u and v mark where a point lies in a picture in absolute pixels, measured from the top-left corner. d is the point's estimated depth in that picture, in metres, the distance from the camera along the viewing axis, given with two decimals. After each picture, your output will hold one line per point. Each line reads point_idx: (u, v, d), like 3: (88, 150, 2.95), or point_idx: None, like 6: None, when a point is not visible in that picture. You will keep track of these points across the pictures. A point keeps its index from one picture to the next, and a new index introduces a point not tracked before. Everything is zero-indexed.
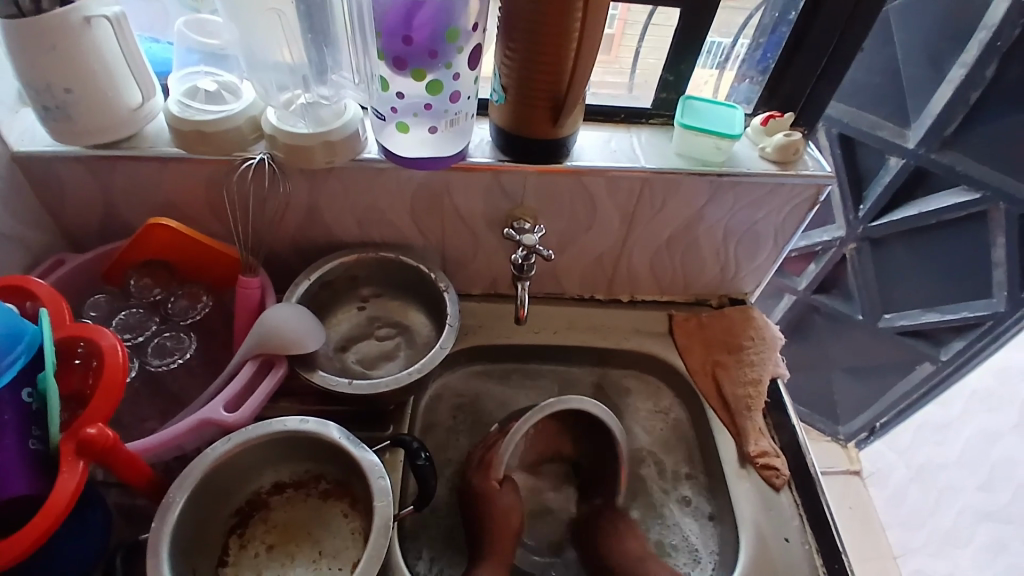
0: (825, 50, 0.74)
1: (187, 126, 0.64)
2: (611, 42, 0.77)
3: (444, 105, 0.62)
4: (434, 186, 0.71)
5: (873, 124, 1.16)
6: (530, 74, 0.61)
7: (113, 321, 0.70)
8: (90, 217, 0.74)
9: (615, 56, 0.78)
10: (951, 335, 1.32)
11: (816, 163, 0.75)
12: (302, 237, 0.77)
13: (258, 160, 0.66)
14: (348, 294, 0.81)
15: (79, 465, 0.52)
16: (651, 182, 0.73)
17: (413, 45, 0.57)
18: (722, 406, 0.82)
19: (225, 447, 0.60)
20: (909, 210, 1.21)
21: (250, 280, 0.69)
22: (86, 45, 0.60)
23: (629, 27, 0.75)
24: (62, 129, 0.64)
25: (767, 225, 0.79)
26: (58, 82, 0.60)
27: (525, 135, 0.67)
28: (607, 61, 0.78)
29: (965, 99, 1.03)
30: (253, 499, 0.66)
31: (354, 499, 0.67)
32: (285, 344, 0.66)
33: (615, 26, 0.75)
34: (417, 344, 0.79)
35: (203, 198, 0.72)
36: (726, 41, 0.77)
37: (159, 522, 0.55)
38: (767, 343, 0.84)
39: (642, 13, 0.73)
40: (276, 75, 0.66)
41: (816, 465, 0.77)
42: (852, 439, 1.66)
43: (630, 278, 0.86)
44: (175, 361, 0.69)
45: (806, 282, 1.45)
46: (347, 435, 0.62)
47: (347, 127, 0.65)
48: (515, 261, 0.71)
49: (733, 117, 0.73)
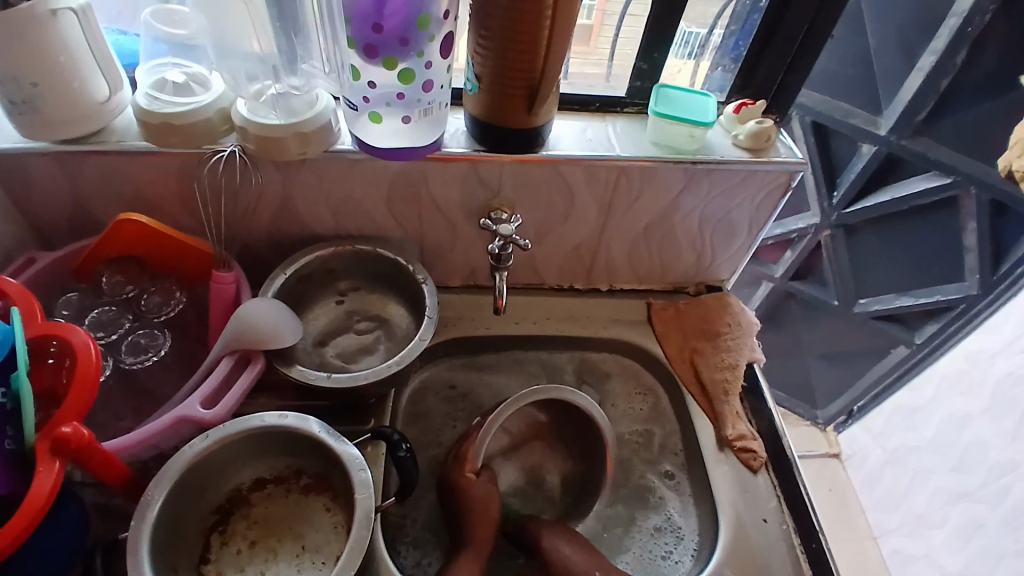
0: (796, 38, 0.75)
1: (155, 118, 0.63)
2: (589, 33, 0.77)
3: (417, 94, 0.62)
4: (410, 177, 0.71)
5: (845, 112, 1.18)
6: (504, 64, 0.61)
7: (86, 319, 0.69)
8: (58, 212, 0.72)
9: (593, 46, 0.78)
10: (923, 319, 1.35)
11: (788, 150, 0.76)
12: (277, 231, 0.76)
13: (228, 153, 0.65)
14: (325, 288, 0.80)
15: (55, 464, 0.51)
16: (627, 171, 0.73)
17: (384, 32, 0.57)
18: (701, 392, 0.83)
19: (202, 444, 0.59)
20: (881, 196, 1.24)
21: (224, 275, 0.67)
22: (53, 38, 0.58)
23: (607, 19, 0.76)
24: (29, 123, 0.62)
25: (741, 213, 0.80)
26: (26, 76, 0.59)
27: (501, 125, 0.67)
28: (584, 52, 0.79)
29: (935, 86, 1.05)
30: (233, 496, 0.66)
31: (336, 493, 0.66)
32: (262, 339, 0.65)
33: (592, 16, 0.76)
34: (396, 337, 0.79)
35: (174, 192, 0.70)
36: (702, 32, 0.78)
37: (138, 519, 0.55)
38: (742, 329, 0.86)
39: (618, 4, 0.74)
40: (246, 65, 0.65)
41: (792, 447, 0.79)
42: (830, 422, 1.72)
43: (609, 267, 0.87)
44: (150, 358, 0.68)
45: (783, 268, 1.47)
46: (327, 429, 0.62)
47: (319, 118, 0.65)
48: (492, 251, 0.71)
49: (706, 106, 0.74)
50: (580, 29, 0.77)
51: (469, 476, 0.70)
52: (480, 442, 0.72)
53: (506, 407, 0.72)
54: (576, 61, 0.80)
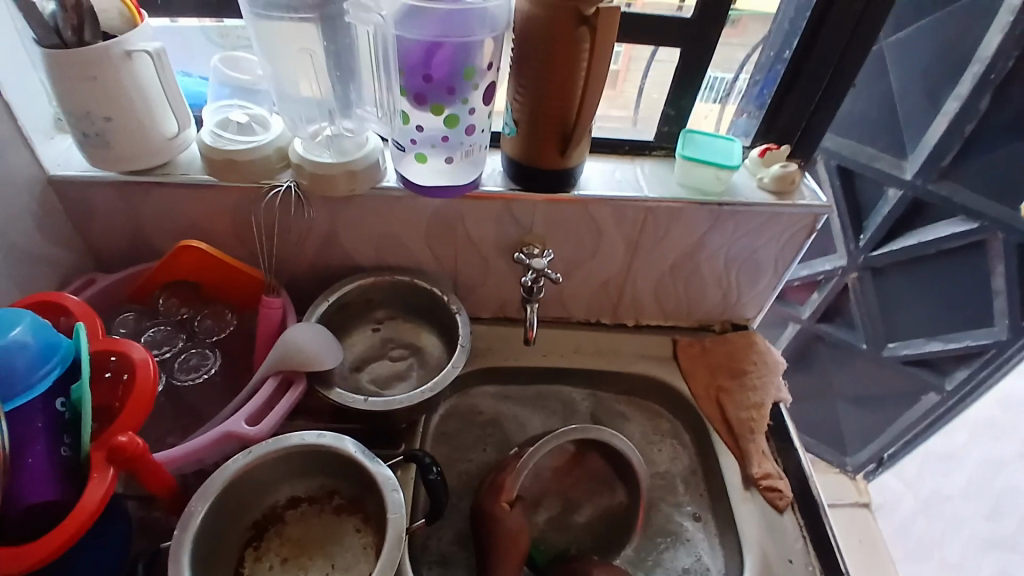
0: (819, 88, 0.78)
1: (218, 155, 0.69)
2: (616, 78, 0.82)
3: (460, 137, 0.66)
4: (448, 214, 0.75)
5: (871, 157, 1.20)
6: (540, 110, 0.65)
7: (144, 335, 0.73)
8: (121, 239, 0.78)
9: (620, 90, 0.83)
10: (954, 364, 1.33)
11: (812, 193, 0.78)
12: (321, 262, 0.81)
13: (284, 189, 0.70)
14: (362, 316, 0.84)
15: (109, 472, 0.55)
16: (655, 211, 0.76)
17: (432, 82, 0.62)
18: (726, 428, 0.83)
19: (244, 460, 0.62)
20: (908, 240, 1.24)
21: (272, 301, 0.72)
22: (125, 76, 0.64)
23: (633, 64, 0.81)
24: (98, 154, 0.68)
25: (766, 253, 0.82)
26: (99, 112, 0.65)
27: (536, 165, 0.70)
28: (611, 95, 0.84)
29: (960, 130, 1.07)
30: (268, 513, 0.68)
31: (367, 515, 0.68)
32: (303, 362, 0.68)
33: (620, 63, 0.81)
34: (428, 365, 0.82)
35: (228, 223, 0.75)
36: (727, 77, 0.82)
37: (181, 530, 0.58)
38: (768, 367, 0.87)
39: (645, 52, 0.79)
40: (306, 109, 0.71)
41: (819, 488, 0.79)
42: (860, 471, 1.66)
43: (635, 302, 0.89)
44: (200, 376, 0.72)
45: (810, 310, 1.47)
46: (362, 450, 0.64)
47: (368, 158, 0.69)
48: (524, 283, 0.74)
49: (731, 150, 0.77)
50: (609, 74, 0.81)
51: (506, 505, 0.70)
52: (517, 473, 0.72)
53: (542, 444, 0.73)
54: (602, 105, 0.85)
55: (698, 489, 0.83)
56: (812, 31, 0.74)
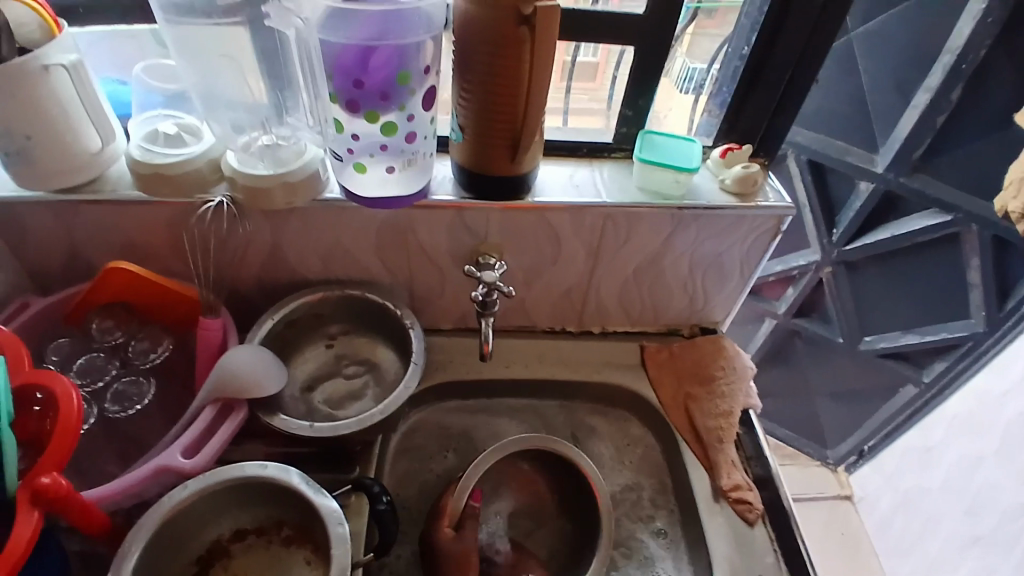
0: (780, 85, 0.76)
1: (147, 169, 0.65)
2: (594, 69, 0.78)
3: (401, 144, 0.63)
4: (397, 223, 0.71)
5: (842, 150, 1.18)
6: (486, 114, 0.62)
7: (73, 366, 0.69)
8: (56, 258, 0.73)
9: (600, 83, 0.79)
10: (932, 357, 1.33)
11: (776, 194, 0.76)
12: (267, 276, 0.77)
13: (217, 204, 0.66)
14: (314, 332, 0.80)
15: (33, 514, 0.51)
16: (614, 217, 0.73)
17: (364, 88, 0.58)
18: (695, 438, 0.81)
19: (182, 494, 0.59)
20: (879, 235, 1.23)
21: (210, 322, 0.68)
22: (44, 91, 0.60)
23: (610, 57, 0.76)
24: (23, 173, 0.64)
25: (732, 256, 0.80)
26: (20, 129, 0.60)
27: (485, 172, 0.67)
28: (591, 88, 0.80)
29: (931, 123, 1.05)
30: (212, 548, 0.64)
31: (317, 546, 0.65)
32: (243, 387, 0.65)
33: (597, 55, 0.76)
34: (384, 382, 0.78)
35: (166, 238, 0.71)
36: (701, 66, 0.79)
37: (113, 573, 0.54)
38: (737, 373, 0.84)
39: (616, 47, 0.74)
40: (231, 114, 0.68)
41: (791, 500, 0.76)
42: (841, 463, 1.68)
43: (600, 310, 0.86)
44: (133, 407, 0.68)
45: (785, 306, 1.44)
46: (307, 480, 0.61)
47: (307, 168, 0.66)
48: (476, 298, 0.71)
49: (692, 151, 0.75)
50: (583, 67, 0.78)
51: (449, 530, 0.67)
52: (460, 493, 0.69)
53: (480, 462, 0.71)
54: (580, 95, 0.80)
55: (669, 502, 0.80)
56: (772, 28, 0.72)
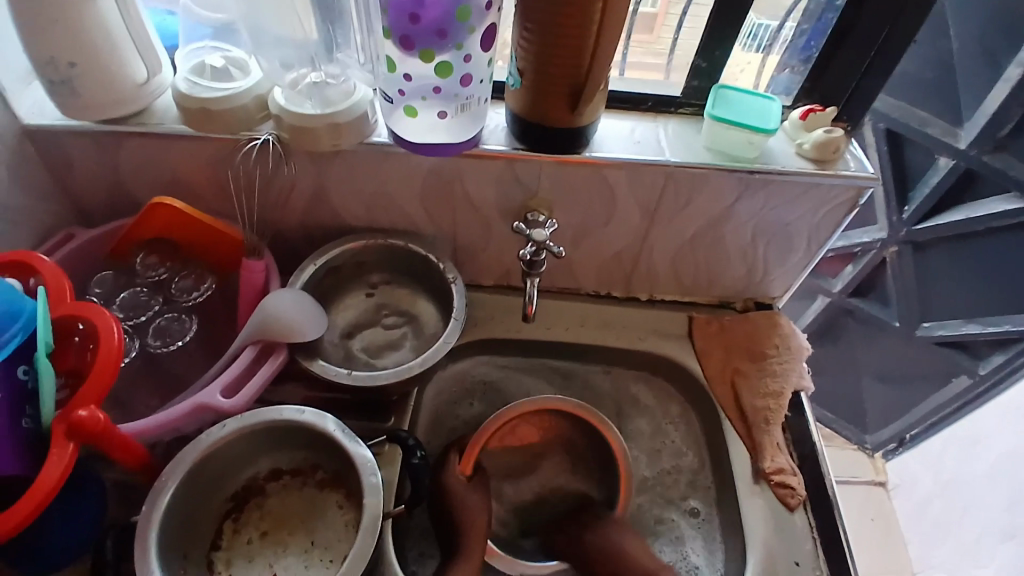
0: (874, 40, 0.68)
1: (193, 103, 0.62)
2: (653, 21, 0.73)
3: (455, 88, 0.59)
4: (445, 172, 0.68)
5: (923, 121, 1.05)
6: (548, 59, 0.57)
7: (116, 300, 0.70)
8: (102, 190, 0.73)
9: (658, 35, 0.74)
10: (990, 349, 1.23)
11: (858, 162, 0.69)
12: (311, 220, 0.75)
13: (263, 141, 0.64)
14: (356, 280, 0.79)
15: (69, 446, 0.51)
16: (675, 176, 0.68)
17: (420, 24, 0.54)
18: (739, 416, 0.77)
19: (220, 433, 0.59)
20: (954, 215, 1.11)
21: (254, 263, 0.67)
22: (88, 18, 0.58)
23: (672, 6, 0.71)
24: (68, 102, 0.62)
25: (800, 228, 0.74)
26: (62, 56, 0.59)
27: (544, 123, 0.63)
28: (647, 41, 0.74)
29: (1022, 100, 0.93)
30: (249, 485, 0.66)
31: (350, 492, 0.66)
32: (284, 332, 0.64)
33: (658, 5, 0.71)
34: (423, 335, 0.77)
35: (210, 176, 0.70)
36: (773, 24, 0.71)
37: (151, 504, 0.55)
38: (792, 353, 0.79)
39: None
40: (280, 51, 0.64)
41: (836, 489, 0.73)
42: (879, 449, 1.61)
43: (650, 275, 0.82)
44: (175, 344, 0.68)
45: (843, 284, 1.34)
46: (342, 428, 0.61)
47: (354, 109, 0.63)
48: (524, 256, 0.68)
49: (768, 109, 0.68)
50: (643, 18, 0.72)
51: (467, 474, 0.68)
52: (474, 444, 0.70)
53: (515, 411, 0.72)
54: (636, 50, 0.75)
55: (704, 475, 0.78)
56: None
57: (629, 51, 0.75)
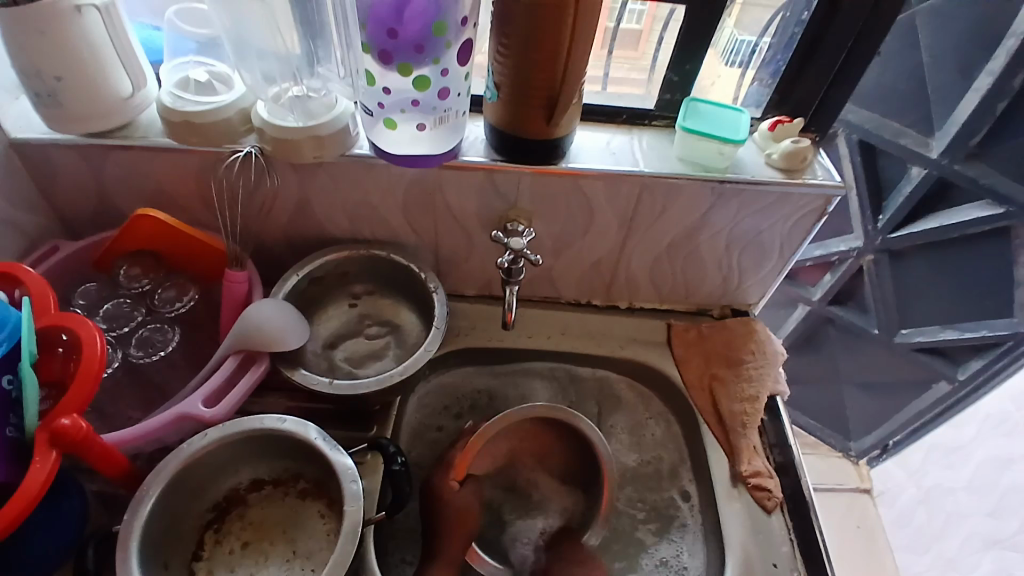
0: (839, 54, 0.70)
1: (177, 116, 0.64)
2: (638, 37, 0.74)
3: (433, 101, 0.61)
4: (427, 183, 0.69)
5: (895, 132, 1.09)
6: (524, 72, 0.59)
7: (99, 311, 0.70)
8: (86, 202, 0.73)
9: (643, 51, 0.75)
10: (968, 354, 1.26)
11: (825, 171, 0.72)
12: (294, 231, 0.76)
13: (244, 154, 0.65)
14: (339, 291, 0.80)
15: (51, 455, 0.52)
16: (650, 187, 0.70)
17: (399, 39, 0.56)
18: (717, 421, 0.79)
19: (201, 442, 0.60)
20: (929, 223, 1.14)
21: (236, 274, 0.68)
22: (76, 32, 0.59)
23: (656, 24, 0.73)
24: (53, 115, 0.63)
25: (772, 236, 0.76)
26: (49, 70, 0.60)
27: (520, 134, 0.65)
28: (632, 57, 0.76)
29: (991, 110, 0.97)
30: (230, 495, 0.66)
31: (332, 500, 0.66)
32: (266, 341, 0.65)
33: (642, 22, 0.73)
34: (406, 343, 0.78)
35: (194, 188, 0.71)
36: (752, 40, 0.74)
37: (130, 515, 0.55)
38: (768, 358, 0.81)
39: (665, 9, 0.70)
40: (262, 64, 0.66)
41: (813, 491, 0.74)
42: (863, 455, 1.60)
43: (629, 283, 0.84)
44: (157, 354, 0.69)
45: (821, 292, 1.37)
46: (324, 436, 0.61)
47: (336, 122, 0.64)
48: (502, 265, 0.69)
49: (738, 121, 0.71)
50: (626, 34, 0.74)
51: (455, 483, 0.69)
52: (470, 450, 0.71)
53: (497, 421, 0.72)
54: (620, 66, 0.77)
55: (684, 480, 0.79)
56: None
57: (613, 68, 0.77)
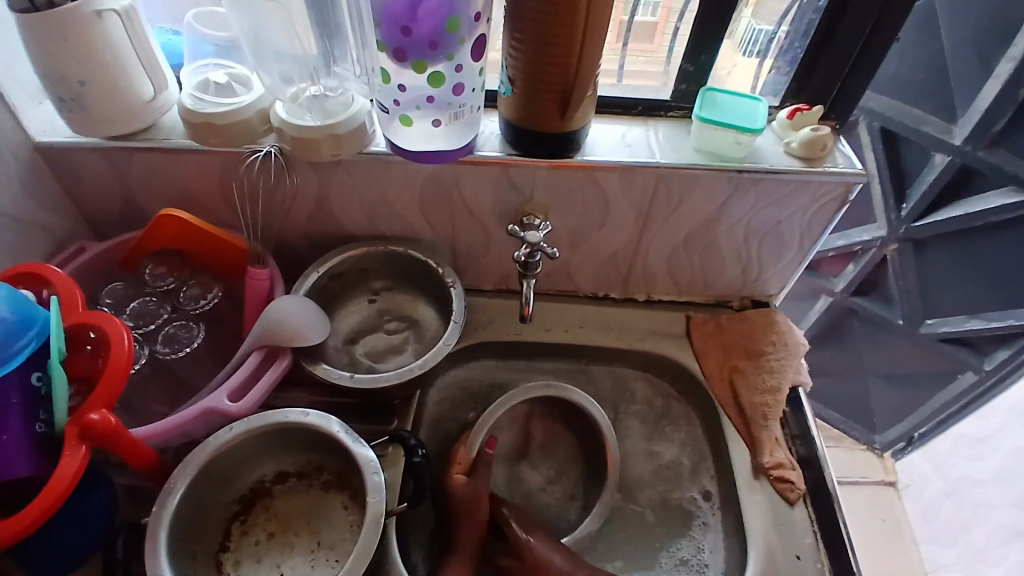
0: (858, 39, 0.69)
1: (198, 119, 0.65)
2: (653, 29, 0.74)
3: (447, 97, 0.61)
4: (442, 179, 0.70)
5: (917, 119, 1.07)
6: (537, 67, 0.59)
7: (126, 309, 0.72)
8: (111, 203, 0.75)
9: (658, 43, 0.75)
10: (996, 344, 1.23)
11: (846, 159, 0.70)
12: (314, 229, 0.78)
13: (265, 153, 0.67)
14: (359, 287, 0.81)
15: (81, 449, 0.54)
16: (666, 178, 0.70)
17: (413, 36, 0.56)
18: (738, 413, 0.78)
19: (227, 436, 0.61)
20: (954, 211, 1.12)
21: (259, 271, 0.69)
22: (98, 37, 0.61)
23: (672, 16, 0.72)
24: (78, 118, 0.65)
25: (792, 226, 0.75)
26: (72, 75, 0.61)
27: (536, 129, 0.65)
28: (648, 50, 0.76)
29: (1013, 96, 0.94)
30: (256, 487, 0.68)
31: (354, 492, 0.67)
32: (289, 337, 0.66)
33: (657, 14, 0.73)
34: (425, 338, 0.79)
35: (215, 188, 0.73)
36: (768, 28, 0.73)
37: (160, 506, 0.57)
38: (789, 349, 0.80)
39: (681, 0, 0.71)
40: (280, 66, 0.66)
41: (836, 483, 0.74)
42: (888, 449, 1.59)
43: (646, 276, 0.84)
44: (183, 350, 0.71)
45: (845, 283, 1.34)
46: (346, 429, 0.62)
47: (353, 120, 0.65)
48: (519, 258, 0.69)
49: (756, 110, 0.70)
50: (640, 27, 0.74)
51: (460, 476, 0.71)
52: (470, 444, 0.73)
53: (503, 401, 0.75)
54: (636, 58, 0.77)
55: (704, 472, 0.79)
56: None
57: (630, 61, 0.77)
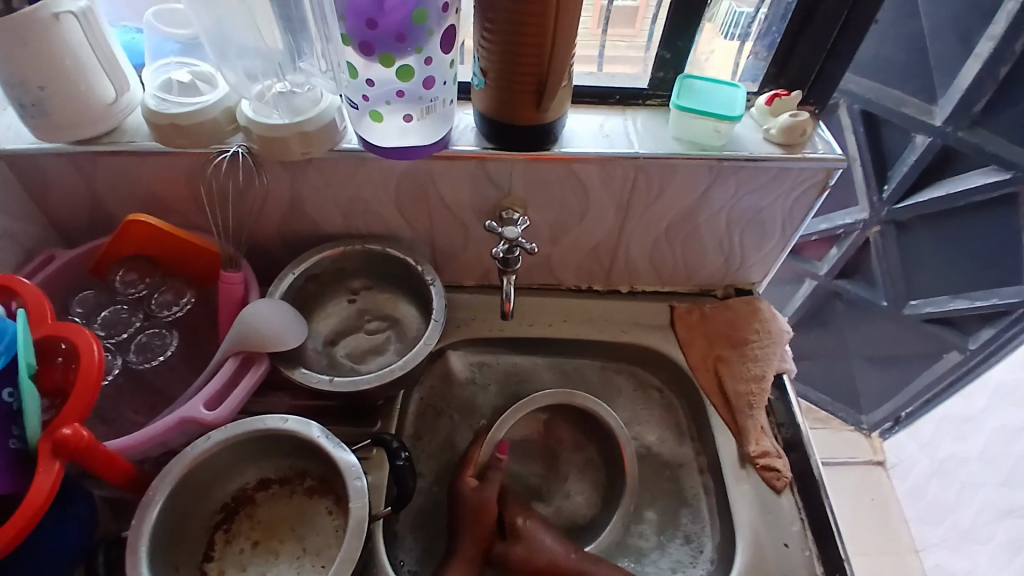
0: (835, 23, 0.68)
1: (163, 120, 0.63)
2: (634, 15, 0.73)
3: (418, 91, 0.60)
4: (419, 174, 0.68)
5: (897, 101, 1.06)
6: (510, 57, 0.58)
7: (97, 318, 0.70)
8: (79, 209, 0.73)
9: (638, 28, 0.74)
10: (978, 324, 1.24)
11: (826, 145, 0.70)
12: (288, 229, 0.76)
13: (233, 153, 0.65)
14: (337, 287, 0.79)
15: (54, 465, 0.52)
16: (646, 168, 0.69)
17: (379, 29, 0.54)
18: (723, 403, 0.78)
19: (206, 445, 0.60)
20: (936, 191, 1.11)
21: (233, 275, 0.68)
22: (54, 39, 0.58)
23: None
24: (40, 124, 0.63)
25: (773, 212, 0.75)
26: (32, 79, 0.59)
27: (509, 121, 0.63)
28: (628, 35, 0.75)
29: (993, 75, 0.95)
30: (237, 495, 0.66)
31: (338, 496, 0.66)
32: (265, 341, 0.65)
33: None
34: (407, 337, 0.78)
35: (185, 190, 0.71)
36: (749, 11, 0.72)
37: (138, 521, 0.55)
38: (772, 337, 0.80)
39: None
40: (245, 62, 0.65)
41: (821, 469, 0.74)
42: (875, 429, 1.59)
43: (628, 268, 0.83)
44: (156, 359, 0.69)
45: (828, 266, 1.35)
46: (327, 434, 0.61)
47: (323, 117, 0.63)
48: (498, 254, 0.68)
49: (734, 97, 0.69)
50: (623, 11, 0.73)
51: (470, 480, 0.70)
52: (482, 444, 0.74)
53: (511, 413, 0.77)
54: (618, 43, 0.76)
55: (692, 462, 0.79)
56: None
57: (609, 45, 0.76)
